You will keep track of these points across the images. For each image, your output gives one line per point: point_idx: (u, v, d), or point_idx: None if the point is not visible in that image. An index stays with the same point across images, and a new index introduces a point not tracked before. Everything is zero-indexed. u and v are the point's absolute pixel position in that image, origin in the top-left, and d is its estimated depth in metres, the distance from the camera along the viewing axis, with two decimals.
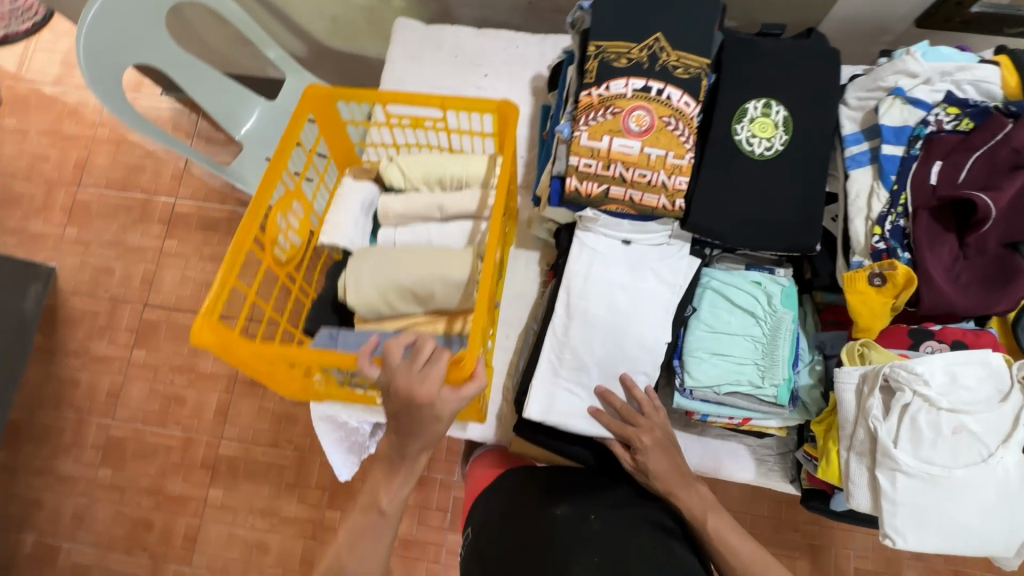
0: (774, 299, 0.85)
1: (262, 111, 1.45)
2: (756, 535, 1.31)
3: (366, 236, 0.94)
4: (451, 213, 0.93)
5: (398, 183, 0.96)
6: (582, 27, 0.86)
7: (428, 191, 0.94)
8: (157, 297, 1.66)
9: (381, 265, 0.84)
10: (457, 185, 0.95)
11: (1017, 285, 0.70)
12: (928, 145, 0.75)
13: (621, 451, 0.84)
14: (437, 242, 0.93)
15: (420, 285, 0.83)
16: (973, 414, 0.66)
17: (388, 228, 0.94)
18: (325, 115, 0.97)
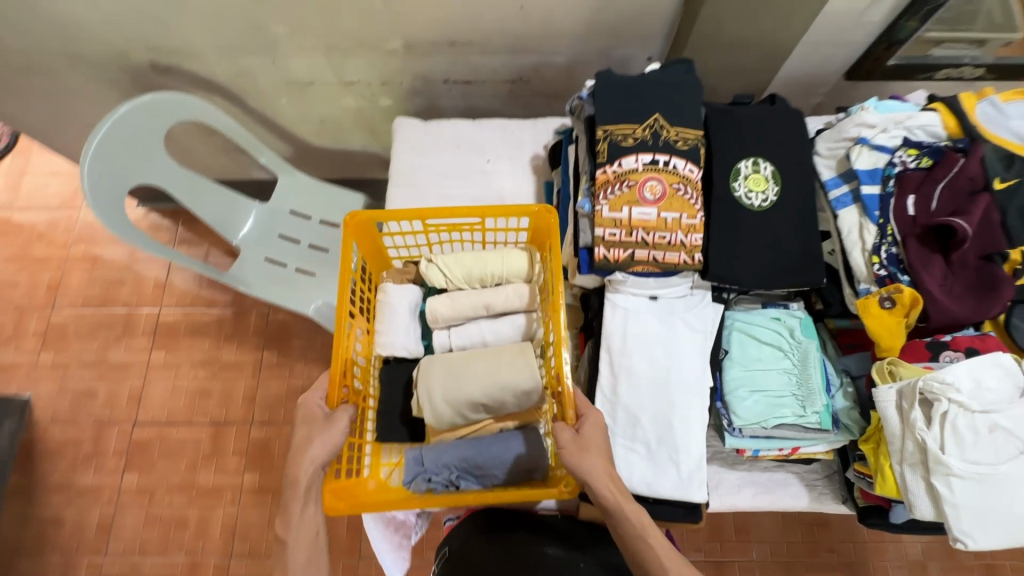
0: (796, 331, 0.92)
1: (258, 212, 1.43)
2: (796, 562, 1.35)
3: (421, 343, 0.95)
4: (498, 310, 0.92)
5: (438, 285, 0.95)
6: (583, 113, 0.98)
7: (472, 290, 0.93)
8: (147, 413, 1.59)
9: (453, 378, 0.84)
10: (498, 281, 0.95)
11: (1003, 291, 0.80)
12: (900, 182, 0.88)
13: (560, 427, 0.77)
14: (492, 341, 0.92)
15: (492, 397, 0.84)
16: (1002, 412, 0.73)
17: (441, 332, 0.93)
18: (365, 235, 0.96)
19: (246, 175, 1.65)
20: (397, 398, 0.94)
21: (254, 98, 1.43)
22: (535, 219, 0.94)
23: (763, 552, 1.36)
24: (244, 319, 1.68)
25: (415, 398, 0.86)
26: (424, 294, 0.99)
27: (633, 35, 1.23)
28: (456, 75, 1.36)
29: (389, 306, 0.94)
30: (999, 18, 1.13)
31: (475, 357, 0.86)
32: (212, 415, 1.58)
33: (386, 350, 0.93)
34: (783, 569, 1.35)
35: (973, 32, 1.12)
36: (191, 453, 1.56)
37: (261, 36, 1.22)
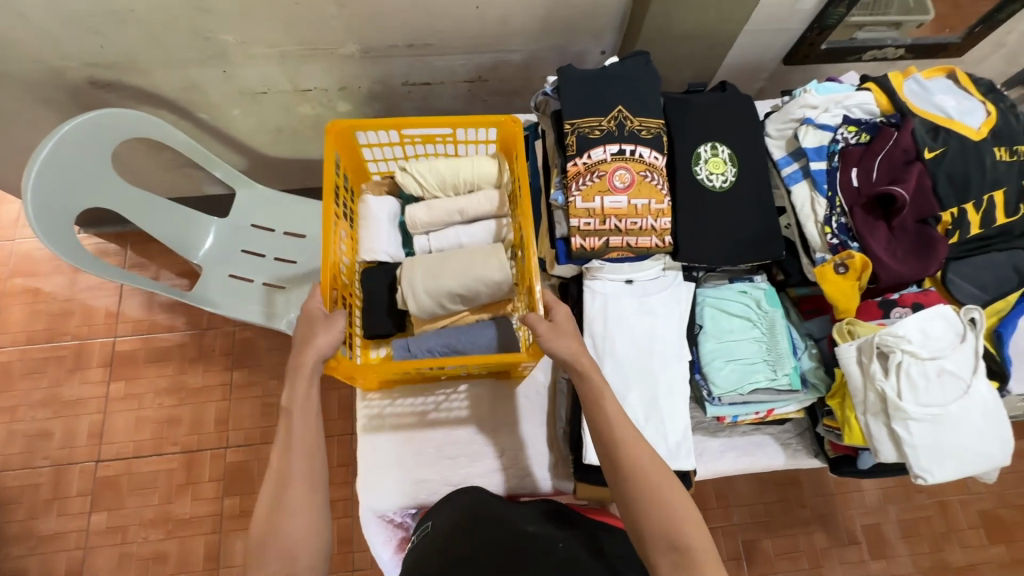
0: (762, 301, 0.99)
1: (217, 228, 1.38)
2: (773, 521, 1.45)
3: (401, 249, 1.02)
4: (471, 215, 0.99)
5: (415, 191, 1.02)
6: (548, 108, 1.01)
7: (448, 198, 1.00)
8: (110, 449, 1.51)
9: (430, 271, 0.92)
10: (470, 188, 1.01)
11: (938, 249, 0.89)
12: (844, 157, 0.95)
13: (534, 317, 0.82)
14: (466, 244, 0.98)
15: (467, 287, 0.91)
16: (947, 357, 0.81)
17: (421, 237, 1.00)
18: (346, 143, 0.97)
19: (197, 189, 1.58)
20: (382, 293, 0.99)
21: (205, 111, 1.38)
22: (503, 132, 0.98)
23: (744, 515, 1.45)
24: (209, 340, 1.62)
25: (400, 293, 0.93)
26: (402, 205, 1.05)
27: (587, 30, 1.26)
28: (416, 77, 1.36)
29: (370, 214, 1.00)
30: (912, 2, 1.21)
31: (450, 253, 0.94)
32: (183, 443, 1.53)
33: (371, 255, 0.99)
34: (762, 529, 1.45)
35: (888, 17, 1.20)
36: (164, 485, 1.50)
37: (210, 47, 1.18)
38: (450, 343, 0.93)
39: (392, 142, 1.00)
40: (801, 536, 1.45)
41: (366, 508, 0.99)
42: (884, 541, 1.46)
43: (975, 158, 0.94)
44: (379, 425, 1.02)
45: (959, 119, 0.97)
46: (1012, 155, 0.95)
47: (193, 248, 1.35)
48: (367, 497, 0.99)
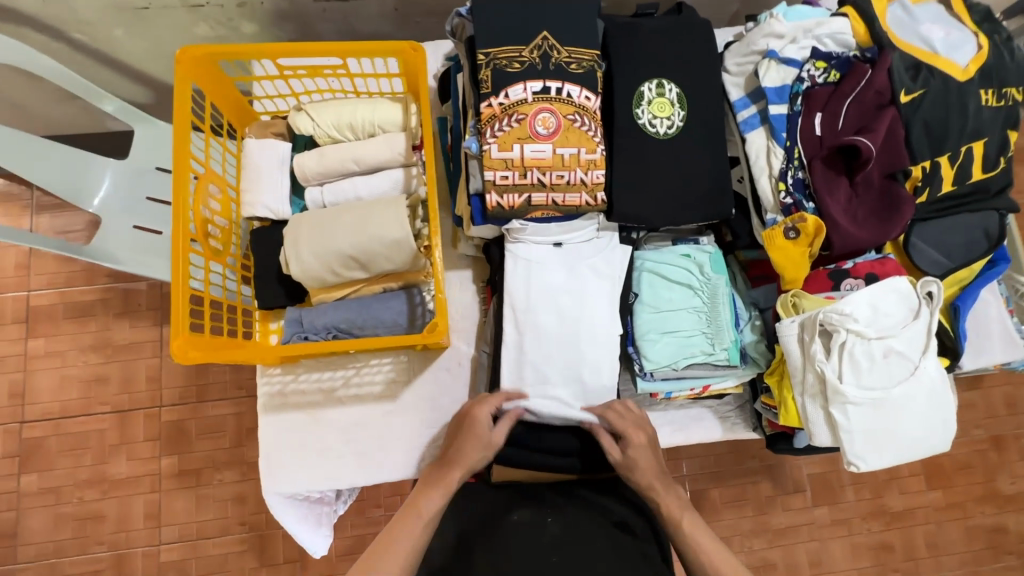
0: (705, 267, 0.87)
1: (116, 171, 1.07)
2: (724, 472, 1.38)
3: (287, 204, 0.86)
4: (370, 164, 0.85)
5: (308, 132, 0.86)
6: (465, 33, 0.83)
7: (344, 143, 0.86)
8: (34, 410, 1.36)
9: (320, 232, 0.80)
10: (371, 132, 0.86)
11: (903, 211, 0.78)
12: (807, 99, 0.81)
13: (609, 443, 0.80)
14: (366, 198, 0.85)
15: (361, 250, 0.79)
16: (897, 336, 0.73)
17: (313, 189, 0.86)
18: (208, 73, 0.79)
19: (100, 125, 1.31)
20: (273, 257, 0.86)
21: (77, 30, 1.05)
22: (405, 62, 0.82)
23: (694, 467, 1.39)
24: (138, 294, 1.42)
25: (282, 253, 0.81)
26: (297, 150, 0.89)
27: None
28: None
29: (252, 161, 0.85)
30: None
31: (343, 212, 0.81)
32: (114, 403, 1.37)
33: (248, 211, 0.85)
34: (712, 479, 1.38)
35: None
36: (96, 445, 1.36)
37: None
38: (348, 316, 0.83)
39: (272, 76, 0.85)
40: (749, 486, 1.38)
41: (271, 491, 0.91)
42: (831, 489, 1.41)
43: (956, 103, 0.81)
44: (282, 403, 0.93)
45: (945, 54, 0.82)
46: (999, 100, 0.82)
47: (87, 196, 1.04)
48: (278, 477, 0.91)
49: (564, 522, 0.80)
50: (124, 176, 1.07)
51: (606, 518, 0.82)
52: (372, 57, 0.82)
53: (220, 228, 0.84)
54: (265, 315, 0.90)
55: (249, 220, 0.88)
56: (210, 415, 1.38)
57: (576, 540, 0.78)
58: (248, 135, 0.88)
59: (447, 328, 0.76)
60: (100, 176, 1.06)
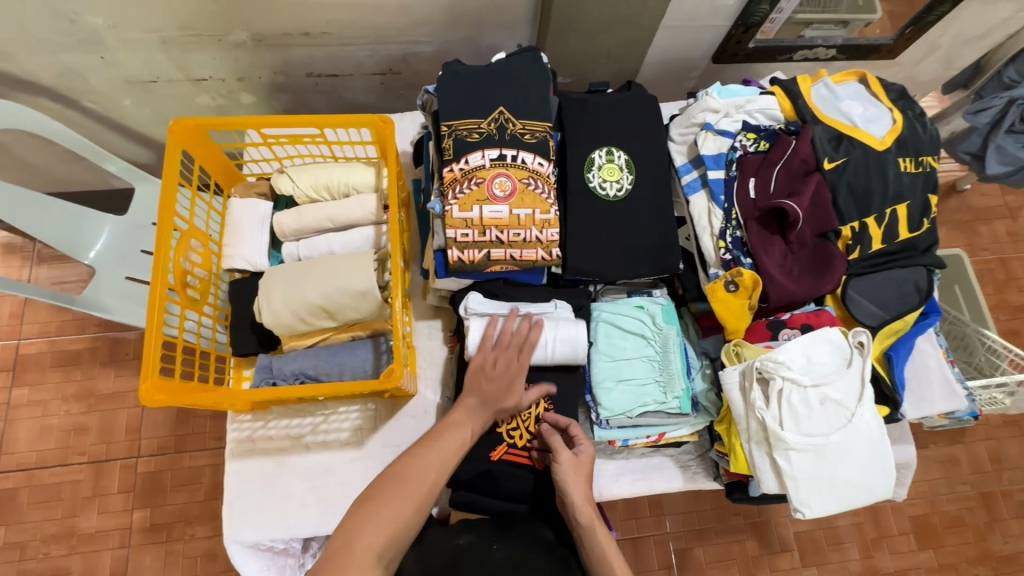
0: (657, 318, 0.92)
1: (114, 229, 1.13)
2: (706, 530, 1.33)
3: (266, 257, 0.93)
4: (342, 222, 0.93)
5: (288, 192, 0.95)
6: (432, 107, 0.93)
7: (320, 202, 0.94)
8: (10, 460, 1.36)
9: (291, 284, 0.85)
10: (347, 193, 0.95)
11: (835, 267, 0.83)
12: (741, 166, 0.89)
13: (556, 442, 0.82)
14: (338, 252, 0.92)
15: (329, 299, 0.85)
16: (831, 384, 0.77)
17: (289, 244, 0.93)
18: (197, 142, 0.88)
19: (105, 183, 1.39)
20: (249, 307, 0.92)
21: (89, 100, 1.15)
22: (378, 132, 0.92)
23: (676, 524, 1.33)
24: (124, 343, 1.45)
25: (256, 303, 0.87)
26: (277, 209, 0.97)
27: (498, 22, 1.08)
28: (321, 68, 1.15)
29: (235, 219, 0.93)
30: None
31: (314, 265, 0.87)
32: (90, 453, 1.37)
33: (227, 263, 0.92)
34: (694, 537, 1.33)
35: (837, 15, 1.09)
36: (68, 497, 1.35)
37: (79, 29, 0.97)
38: (317, 364, 0.87)
39: (257, 143, 0.95)
40: (733, 545, 1.33)
41: (234, 539, 0.91)
42: (819, 547, 1.35)
43: (877, 170, 0.89)
44: (250, 449, 0.94)
45: (864, 127, 0.92)
46: (916, 167, 0.91)
47: (83, 250, 1.09)
48: (238, 527, 0.91)
49: (512, 551, 0.75)
50: (118, 232, 1.13)
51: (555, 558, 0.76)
52: (348, 128, 0.92)
53: (198, 278, 0.89)
54: (239, 362, 0.94)
55: (230, 272, 0.94)
56: (186, 467, 1.38)
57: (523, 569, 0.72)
58: (234, 195, 0.96)
59: (403, 373, 0.80)
60: (96, 231, 1.11)
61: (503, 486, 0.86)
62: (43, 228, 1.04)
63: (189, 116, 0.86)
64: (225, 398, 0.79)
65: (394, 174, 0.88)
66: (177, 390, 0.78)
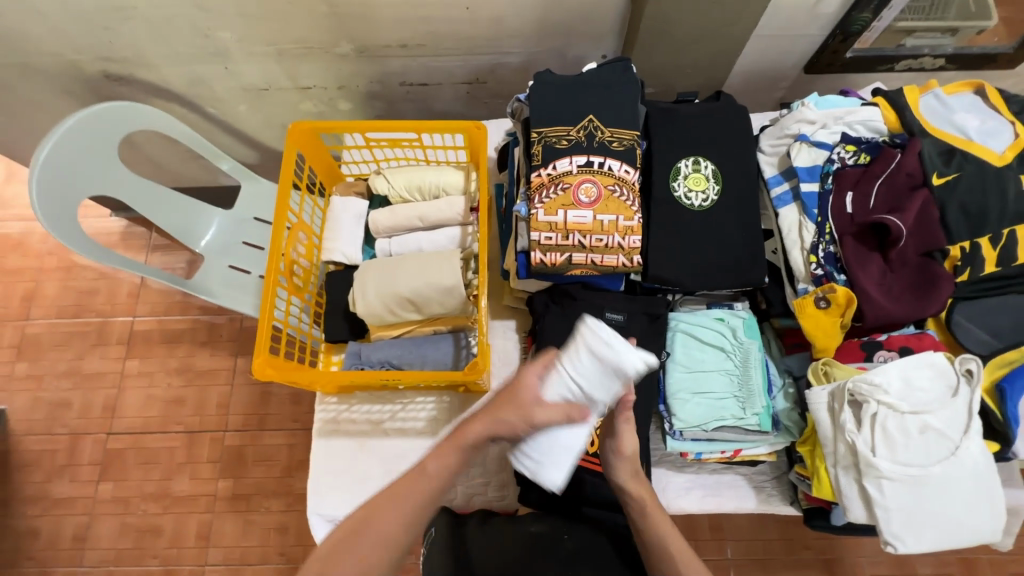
0: (738, 331, 0.91)
1: (222, 220, 1.26)
2: (772, 560, 1.27)
3: (360, 251, 1.00)
4: (432, 220, 0.98)
5: (383, 192, 1.01)
6: (521, 115, 0.97)
7: (412, 202, 1.00)
8: (121, 423, 1.53)
9: (383, 277, 0.92)
10: (436, 194, 1.01)
11: (941, 289, 0.78)
12: (838, 179, 0.86)
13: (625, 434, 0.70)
14: (426, 250, 0.98)
15: (417, 293, 0.91)
16: (932, 413, 0.72)
17: (382, 240, 1.00)
18: (309, 144, 0.97)
19: (215, 181, 1.55)
20: (341, 297, 0.99)
21: (212, 105, 1.28)
22: (470, 138, 0.97)
23: (739, 551, 1.28)
24: (220, 326, 1.60)
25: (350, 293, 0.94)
26: (372, 208, 1.04)
27: (586, 33, 1.10)
28: (414, 78, 1.22)
29: (335, 214, 1.01)
30: (973, 4, 1.03)
31: (405, 261, 0.94)
32: (186, 423, 1.52)
33: (327, 255, 1.00)
34: (759, 567, 1.27)
35: (944, 21, 1.03)
36: (165, 461, 1.50)
37: (211, 43, 1.10)
38: (403, 354, 0.93)
39: (359, 146, 1.03)
40: None
41: (314, 512, 0.98)
42: None
43: (995, 187, 0.83)
44: (334, 429, 1.02)
45: (980, 141, 0.86)
46: None
47: (195, 238, 1.22)
48: (319, 500, 0.98)
49: (582, 543, 0.77)
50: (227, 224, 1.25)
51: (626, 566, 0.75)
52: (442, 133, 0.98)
53: (302, 269, 0.98)
54: (329, 348, 1.01)
55: (326, 264, 1.03)
56: (266, 444, 1.49)
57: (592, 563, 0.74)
58: (335, 193, 1.05)
59: (484, 368, 0.84)
60: (209, 222, 1.24)
61: None
62: (168, 216, 1.18)
63: (305, 121, 0.94)
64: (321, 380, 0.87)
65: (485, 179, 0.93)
66: (283, 366, 0.86)
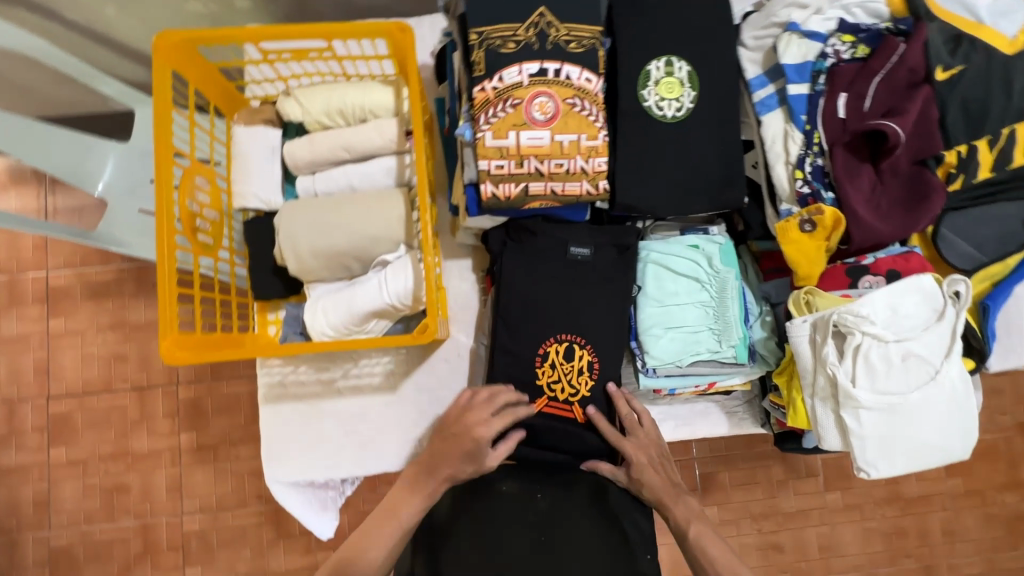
0: (714, 259, 0.83)
1: (120, 155, 0.97)
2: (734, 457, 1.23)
3: (280, 193, 0.84)
4: (360, 151, 0.82)
5: (297, 119, 0.83)
6: (456, 12, 0.78)
7: (333, 129, 0.83)
8: (60, 386, 1.31)
9: (314, 227, 0.79)
10: (364, 117, 0.83)
11: (932, 202, 0.71)
12: (831, 78, 0.74)
13: (610, 471, 0.78)
14: (359, 188, 0.83)
15: (359, 248, 0.80)
16: (916, 339, 0.68)
17: (304, 177, 0.84)
18: (188, 61, 0.75)
19: (105, 105, 1.22)
20: (266, 249, 0.85)
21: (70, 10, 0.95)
22: (394, 43, 0.78)
23: (703, 448, 1.22)
24: (153, 272, 1.34)
25: (277, 247, 0.80)
26: (287, 138, 0.86)
27: None
28: None
29: (240, 150, 0.83)
30: None
31: (340, 205, 0.80)
32: (133, 379, 1.31)
33: (240, 202, 0.84)
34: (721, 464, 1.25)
35: None
36: (118, 421, 1.31)
37: None
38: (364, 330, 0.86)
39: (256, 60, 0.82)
40: None
41: (274, 478, 0.92)
42: None
43: (1000, 81, 0.72)
44: (281, 394, 0.92)
45: (991, 24, 0.74)
46: None
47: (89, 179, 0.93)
48: (272, 465, 0.92)
49: (554, 501, 0.74)
50: (128, 159, 0.97)
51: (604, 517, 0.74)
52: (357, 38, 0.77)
53: (209, 221, 0.82)
54: (262, 306, 0.89)
55: (242, 211, 0.86)
56: (225, 393, 1.31)
57: (564, 522, 0.72)
58: (235, 121, 0.85)
59: (436, 329, 0.72)
60: (102, 158, 0.95)
61: (548, 436, 0.82)
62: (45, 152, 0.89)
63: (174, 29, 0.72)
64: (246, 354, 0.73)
65: (415, 94, 0.75)
66: (198, 345, 0.74)
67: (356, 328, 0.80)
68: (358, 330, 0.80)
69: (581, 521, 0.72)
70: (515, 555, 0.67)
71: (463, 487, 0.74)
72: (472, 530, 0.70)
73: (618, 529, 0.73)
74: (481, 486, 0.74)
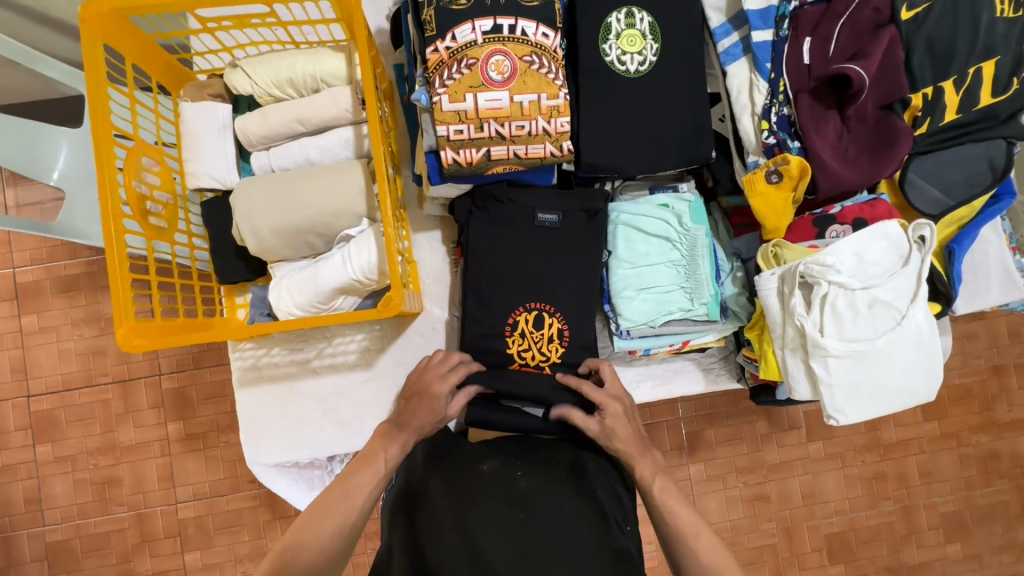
0: (684, 217, 0.82)
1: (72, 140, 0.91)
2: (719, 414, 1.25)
3: (235, 171, 0.82)
4: (315, 123, 0.79)
5: (248, 92, 0.80)
6: None
7: (285, 102, 0.80)
8: (38, 383, 1.28)
9: (273, 205, 0.76)
10: (317, 87, 0.80)
11: (899, 146, 0.70)
12: (795, 23, 0.73)
13: (584, 416, 0.77)
14: (317, 161, 0.81)
15: (321, 223, 0.77)
16: (882, 286, 0.69)
17: (259, 154, 0.82)
18: (121, 33, 0.71)
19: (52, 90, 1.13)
20: (227, 232, 0.82)
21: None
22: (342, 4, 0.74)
23: (687, 408, 1.24)
24: None
25: (236, 228, 0.78)
26: (239, 112, 0.83)
27: None
28: None
29: (188, 128, 0.79)
30: None
31: (297, 179, 0.77)
32: (114, 373, 1.29)
33: (193, 182, 0.80)
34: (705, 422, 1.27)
35: None
36: (101, 416, 1.29)
37: None
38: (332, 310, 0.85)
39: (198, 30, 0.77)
40: None
41: (257, 461, 0.91)
42: None
43: (966, 19, 0.71)
44: (257, 376, 0.91)
45: None
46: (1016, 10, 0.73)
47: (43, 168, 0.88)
48: (251, 448, 0.91)
49: (535, 478, 0.70)
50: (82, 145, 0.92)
51: (588, 498, 0.70)
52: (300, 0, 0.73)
53: (161, 204, 0.78)
54: (230, 289, 0.87)
55: (198, 191, 0.83)
56: (209, 380, 1.29)
57: (545, 498, 0.67)
58: (182, 97, 0.81)
59: (400, 301, 0.70)
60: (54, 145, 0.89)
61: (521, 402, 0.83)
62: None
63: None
64: (202, 337, 0.70)
65: (365, 58, 0.71)
66: (158, 332, 0.72)
67: (324, 306, 0.78)
68: (326, 307, 0.79)
69: (563, 496, 0.68)
70: (492, 516, 0.64)
71: (441, 470, 0.72)
72: (449, 503, 0.66)
73: (596, 502, 0.70)
74: (448, 456, 0.76)
